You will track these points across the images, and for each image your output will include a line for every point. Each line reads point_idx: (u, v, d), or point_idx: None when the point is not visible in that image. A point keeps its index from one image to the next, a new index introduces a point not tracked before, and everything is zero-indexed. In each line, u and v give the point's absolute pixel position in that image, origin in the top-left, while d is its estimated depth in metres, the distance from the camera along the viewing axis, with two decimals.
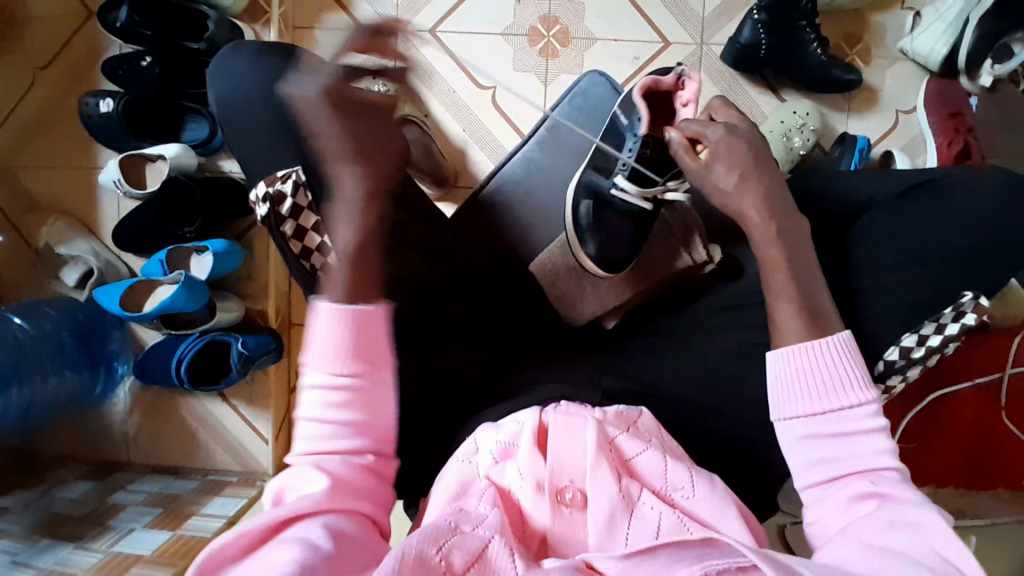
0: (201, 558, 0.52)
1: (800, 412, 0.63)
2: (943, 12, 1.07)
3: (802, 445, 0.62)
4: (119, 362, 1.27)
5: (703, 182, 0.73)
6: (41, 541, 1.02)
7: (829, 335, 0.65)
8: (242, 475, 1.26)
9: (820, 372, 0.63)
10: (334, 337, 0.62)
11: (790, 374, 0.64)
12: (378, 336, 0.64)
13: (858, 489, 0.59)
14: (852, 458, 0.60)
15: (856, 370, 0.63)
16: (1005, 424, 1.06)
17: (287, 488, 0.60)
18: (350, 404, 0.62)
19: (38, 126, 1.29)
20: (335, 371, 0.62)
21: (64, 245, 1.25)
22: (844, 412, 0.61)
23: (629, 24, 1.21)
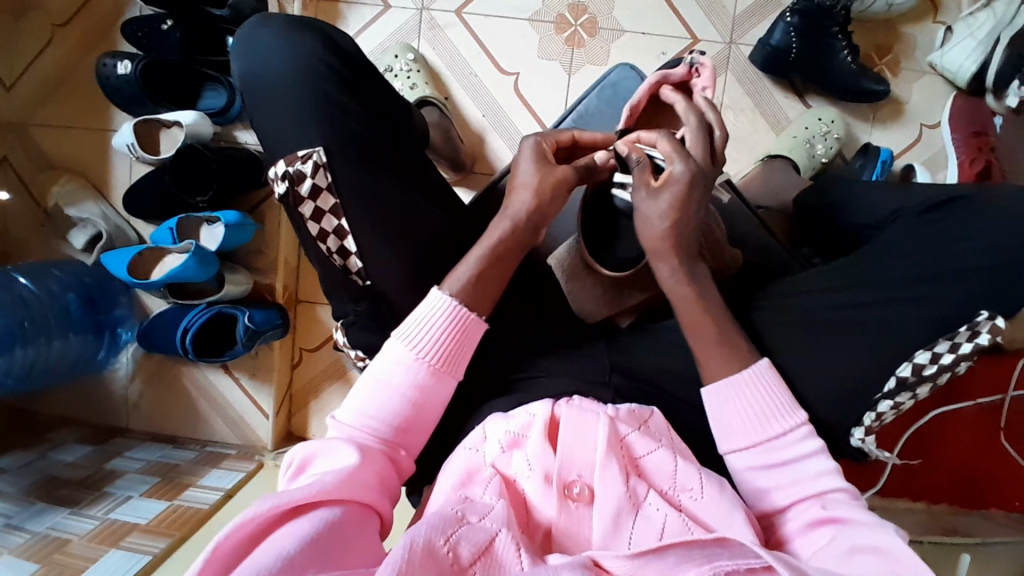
0: (233, 524, 0.50)
1: (739, 447, 0.65)
2: (974, 30, 1.07)
3: (747, 474, 0.65)
4: (124, 328, 1.26)
5: (641, 206, 0.70)
6: (36, 504, 1.00)
7: (747, 366, 0.67)
8: (241, 447, 1.26)
9: (745, 405, 0.66)
10: (438, 330, 0.67)
11: (722, 409, 0.66)
12: (469, 347, 0.69)
13: (811, 515, 0.61)
14: (795, 485, 0.63)
15: (780, 397, 0.66)
16: (1002, 444, 1.07)
17: (317, 455, 0.61)
18: (420, 395, 0.66)
19: (52, 83, 1.27)
20: (420, 360, 0.66)
21: (73, 206, 1.24)
22: (779, 440, 0.64)
23: (658, 19, 1.19)
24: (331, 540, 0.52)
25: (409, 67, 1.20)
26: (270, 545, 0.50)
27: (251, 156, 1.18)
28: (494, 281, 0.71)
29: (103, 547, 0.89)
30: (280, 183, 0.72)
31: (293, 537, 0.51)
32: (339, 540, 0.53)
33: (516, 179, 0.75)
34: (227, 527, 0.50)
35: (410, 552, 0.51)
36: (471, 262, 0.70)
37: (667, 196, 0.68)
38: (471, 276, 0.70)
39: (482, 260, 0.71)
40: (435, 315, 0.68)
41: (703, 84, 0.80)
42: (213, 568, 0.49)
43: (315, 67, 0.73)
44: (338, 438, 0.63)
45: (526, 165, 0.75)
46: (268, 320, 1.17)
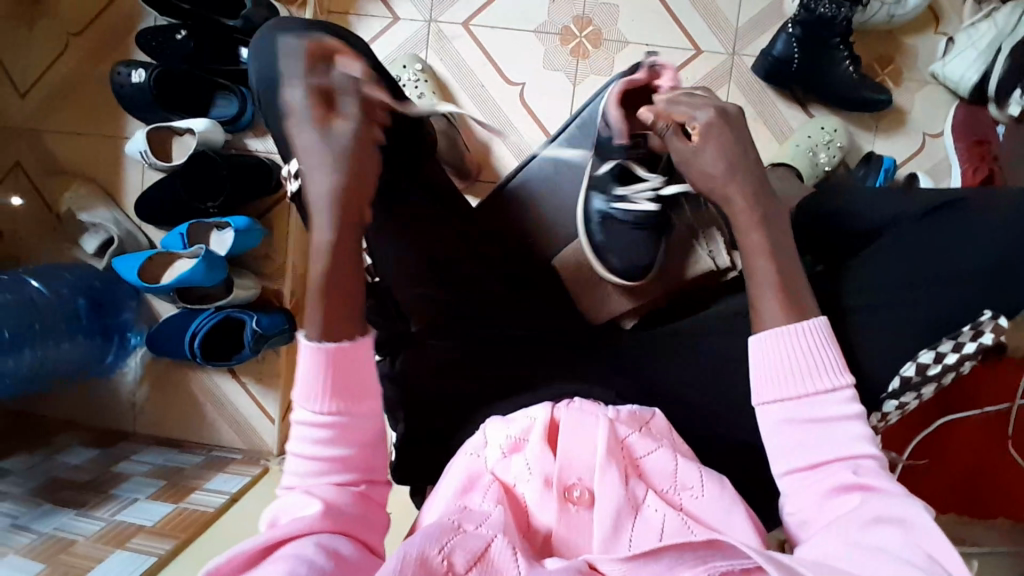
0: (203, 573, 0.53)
1: (778, 399, 0.62)
2: (976, 40, 1.08)
3: (780, 428, 0.62)
4: (132, 332, 1.28)
5: (690, 167, 0.71)
6: (43, 505, 1.01)
7: (805, 319, 0.63)
8: (246, 452, 1.26)
9: (796, 355, 0.62)
10: (313, 373, 0.62)
11: (769, 359, 0.63)
12: (365, 374, 0.63)
13: (841, 479, 0.59)
14: (828, 446, 0.60)
15: (829, 356, 0.62)
16: (1010, 451, 1.06)
17: (280, 513, 0.60)
18: (332, 442, 0.61)
19: (67, 92, 1.30)
20: (310, 406, 0.62)
21: (86, 212, 1.26)
22: (822, 397, 0.61)
23: (662, 31, 1.21)
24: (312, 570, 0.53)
25: (416, 77, 1.23)
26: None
27: (259, 162, 1.18)
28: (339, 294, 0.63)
29: (109, 548, 0.89)
30: (293, 181, 0.73)
31: None
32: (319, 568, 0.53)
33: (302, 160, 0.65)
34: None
35: (402, 568, 0.50)
36: (318, 264, 0.64)
37: (709, 137, 0.70)
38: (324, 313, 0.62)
39: (327, 261, 0.64)
40: (302, 360, 0.62)
41: (667, 83, 0.78)
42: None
43: None
44: (293, 489, 0.61)
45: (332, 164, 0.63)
46: (274, 324, 1.17)
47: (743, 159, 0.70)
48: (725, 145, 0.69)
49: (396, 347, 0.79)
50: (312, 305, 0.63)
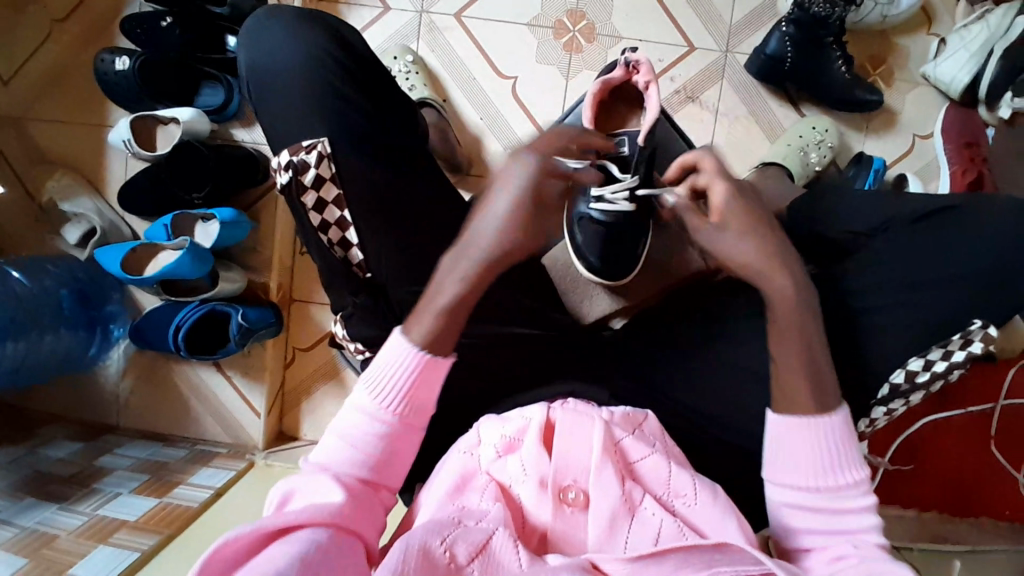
0: (204, 558, 0.49)
1: (790, 484, 0.61)
2: (967, 41, 1.08)
3: (790, 509, 0.62)
4: (116, 325, 1.26)
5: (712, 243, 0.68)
6: (25, 499, 0.99)
7: (828, 415, 0.61)
8: (231, 446, 1.25)
9: (815, 446, 0.61)
10: (404, 378, 0.63)
11: (789, 445, 0.62)
12: (432, 388, 0.65)
13: (841, 552, 0.59)
14: (834, 528, 0.60)
15: (846, 451, 0.61)
16: (993, 453, 1.08)
17: (297, 492, 0.58)
18: (386, 444, 0.62)
19: (48, 79, 1.27)
20: (382, 408, 0.63)
21: (69, 202, 1.23)
22: (835, 487, 0.60)
23: (656, 27, 1.20)
24: (318, 559, 0.51)
25: (408, 69, 1.21)
26: (256, 565, 0.50)
27: (247, 154, 1.18)
28: (459, 316, 0.65)
29: (91, 543, 0.88)
30: (282, 174, 0.73)
31: (276, 557, 0.50)
32: (324, 558, 0.51)
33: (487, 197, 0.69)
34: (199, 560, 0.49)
35: (403, 562, 0.51)
36: (456, 286, 0.65)
37: (732, 227, 0.67)
38: (436, 328, 0.64)
39: (464, 285, 0.65)
40: (399, 362, 0.63)
41: (643, 79, 0.80)
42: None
43: (324, 59, 0.74)
44: (315, 474, 0.60)
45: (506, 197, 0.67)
46: (262, 318, 1.17)
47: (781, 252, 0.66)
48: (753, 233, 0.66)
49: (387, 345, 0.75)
50: (424, 313, 0.65)
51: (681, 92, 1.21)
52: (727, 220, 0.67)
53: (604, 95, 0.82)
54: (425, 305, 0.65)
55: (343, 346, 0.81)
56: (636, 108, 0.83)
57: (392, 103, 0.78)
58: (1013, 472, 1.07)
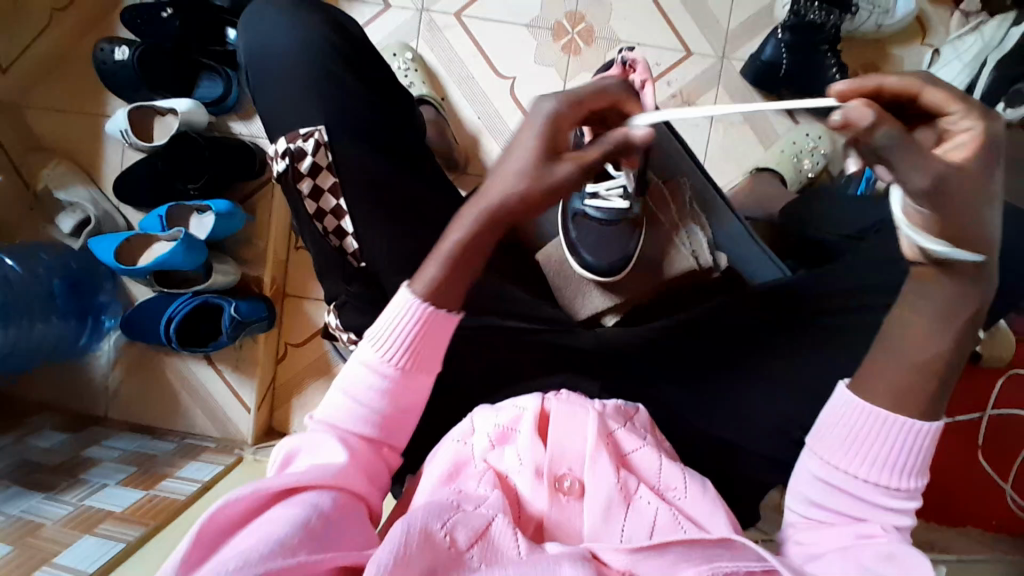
0: (201, 521, 0.50)
1: (828, 461, 0.52)
2: (961, 52, 1.09)
3: (818, 483, 0.52)
4: (107, 315, 1.25)
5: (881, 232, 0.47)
6: (9, 488, 0.98)
7: (916, 418, 0.49)
8: (220, 441, 1.24)
9: (877, 434, 0.50)
10: (404, 331, 0.59)
11: (847, 424, 0.51)
12: (440, 345, 0.61)
13: (862, 532, 0.50)
14: (862, 508, 0.51)
15: (914, 445, 0.50)
16: (981, 462, 1.09)
17: (301, 451, 0.58)
18: (393, 399, 0.61)
19: (47, 68, 1.27)
20: (386, 361, 0.60)
21: (64, 190, 1.23)
22: (882, 476, 0.50)
23: (654, 31, 1.21)
24: (321, 525, 0.52)
25: (407, 66, 1.22)
26: (257, 531, 0.50)
27: (242, 146, 1.17)
28: (467, 268, 0.58)
29: (76, 533, 0.87)
30: (279, 161, 0.73)
31: (277, 523, 0.51)
32: (328, 526, 0.52)
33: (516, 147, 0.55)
34: (196, 522, 0.50)
35: (407, 539, 0.50)
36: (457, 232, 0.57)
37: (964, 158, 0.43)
38: (442, 275, 0.59)
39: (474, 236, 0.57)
40: (399, 317, 0.59)
41: (641, 76, 0.80)
42: (199, 551, 0.49)
43: (324, 48, 0.74)
44: (321, 430, 0.60)
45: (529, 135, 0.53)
46: (255, 311, 1.16)
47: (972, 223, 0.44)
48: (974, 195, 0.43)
49: None
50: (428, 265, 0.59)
51: (677, 97, 1.21)
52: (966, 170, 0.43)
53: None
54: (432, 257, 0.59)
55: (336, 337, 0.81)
56: None
57: (391, 94, 0.78)
58: (1000, 481, 1.08)
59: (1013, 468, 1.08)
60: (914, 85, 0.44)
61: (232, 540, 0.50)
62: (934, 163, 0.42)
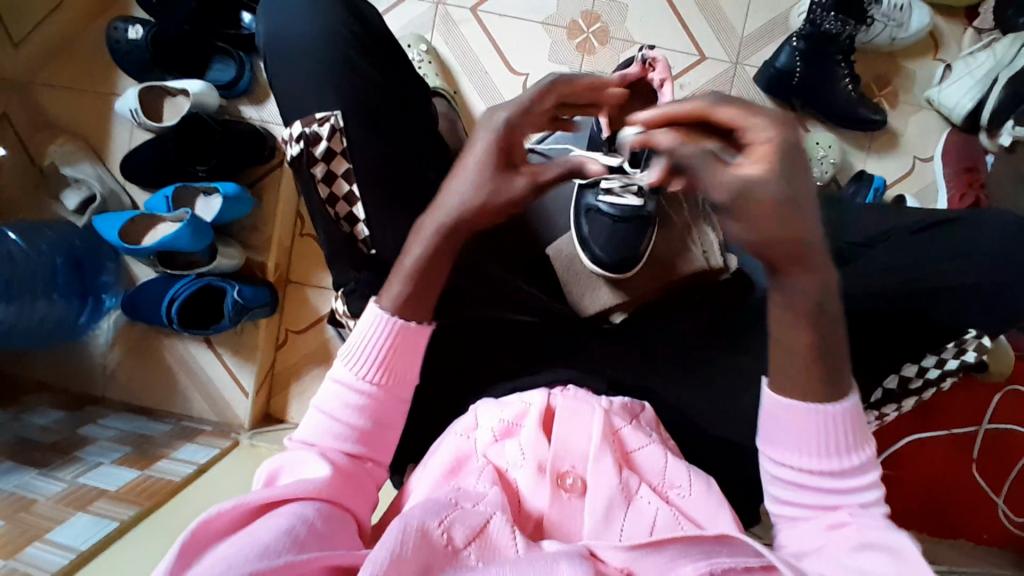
0: (189, 530, 0.49)
1: (783, 461, 0.57)
2: (973, 68, 1.10)
3: (784, 483, 0.58)
4: (108, 295, 1.25)
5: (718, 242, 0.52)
6: (3, 463, 0.97)
7: (836, 402, 0.55)
8: (217, 424, 1.24)
9: (819, 426, 0.55)
10: (377, 344, 0.63)
11: (788, 421, 0.56)
12: (413, 356, 0.65)
13: (835, 517, 0.55)
14: (828, 495, 0.56)
15: (849, 425, 0.56)
16: (975, 476, 1.09)
17: (283, 469, 0.60)
18: (369, 414, 0.63)
19: (58, 44, 1.26)
20: (361, 376, 0.63)
21: (70, 167, 1.23)
22: (832, 462, 0.56)
23: (669, 34, 1.22)
24: (308, 530, 0.52)
25: (421, 58, 1.22)
26: (244, 538, 0.50)
27: (254, 131, 1.17)
28: (431, 280, 0.64)
29: (70, 510, 0.86)
30: (294, 145, 0.72)
31: (266, 531, 0.51)
32: (315, 530, 0.52)
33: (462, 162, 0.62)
34: (185, 530, 0.49)
35: (403, 538, 0.50)
36: (421, 245, 0.63)
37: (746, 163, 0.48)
38: (407, 291, 0.64)
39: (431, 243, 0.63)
40: (373, 329, 0.63)
41: (659, 77, 0.83)
42: (186, 559, 0.48)
43: (343, 34, 0.74)
44: (301, 449, 0.61)
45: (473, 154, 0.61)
46: (257, 296, 1.15)
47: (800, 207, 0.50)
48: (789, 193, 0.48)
49: None
50: (397, 276, 0.64)
51: None
52: (758, 184, 0.48)
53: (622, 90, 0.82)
54: (398, 269, 0.64)
55: (342, 323, 0.81)
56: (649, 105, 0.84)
57: (408, 83, 0.78)
58: (992, 494, 1.08)
59: (1007, 480, 1.08)
60: (703, 106, 0.52)
61: (219, 548, 0.50)
62: (731, 179, 0.48)
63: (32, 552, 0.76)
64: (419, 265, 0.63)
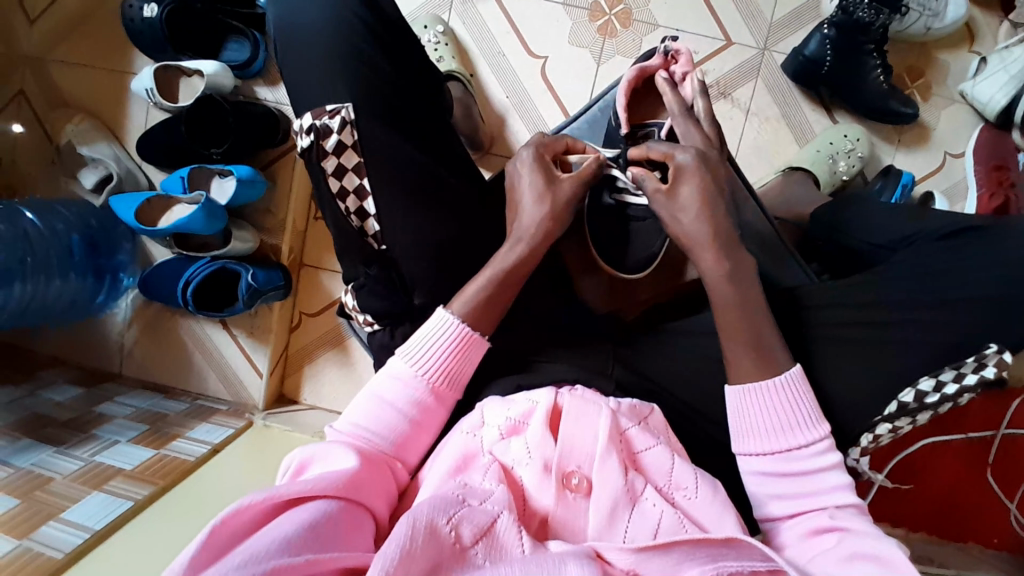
0: (216, 519, 0.49)
1: (755, 450, 0.64)
2: (1008, 63, 1.04)
3: (758, 479, 0.64)
4: (125, 274, 1.26)
5: (664, 211, 0.70)
6: (22, 439, 1.00)
7: (773, 376, 0.64)
8: (231, 403, 1.25)
9: (769, 412, 0.64)
10: (440, 348, 0.68)
11: (742, 411, 0.65)
12: (470, 365, 0.70)
13: (816, 522, 0.60)
14: (808, 495, 0.62)
15: (806, 406, 0.64)
16: (989, 480, 1.07)
17: (314, 459, 0.61)
18: (417, 413, 0.67)
19: (74, 22, 1.26)
20: (416, 376, 0.67)
21: (86, 146, 1.23)
22: (799, 450, 0.63)
23: (694, 18, 1.18)
24: (328, 529, 0.52)
25: (437, 40, 1.19)
26: (266, 533, 0.50)
27: (267, 113, 1.16)
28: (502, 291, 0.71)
29: (86, 489, 0.88)
30: (304, 137, 0.71)
31: (290, 526, 0.51)
32: (335, 531, 0.52)
33: (520, 191, 0.75)
34: (213, 518, 0.49)
35: (413, 533, 0.50)
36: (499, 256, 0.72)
37: (685, 184, 0.70)
38: (479, 296, 0.70)
39: (513, 252, 0.73)
40: (440, 333, 0.68)
41: (681, 70, 0.82)
42: (207, 554, 0.48)
43: (354, 22, 0.72)
44: (335, 443, 0.63)
45: (527, 178, 0.75)
46: (270, 279, 1.16)
47: (719, 206, 0.69)
48: (703, 190, 0.69)
49: (399, 318, 0.74)
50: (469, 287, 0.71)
51: (712, 88, 1.18)
52: (688, 194, 0.69)
53: (638, 82, 0.81)
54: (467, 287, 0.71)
55: (351, 315, 0.81)
56: None
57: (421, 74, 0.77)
58: (1005, 500, 1.06)
59: (1021, 487, 1.06)
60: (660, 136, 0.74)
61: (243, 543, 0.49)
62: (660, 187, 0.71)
63: (47, 531, 0.78)
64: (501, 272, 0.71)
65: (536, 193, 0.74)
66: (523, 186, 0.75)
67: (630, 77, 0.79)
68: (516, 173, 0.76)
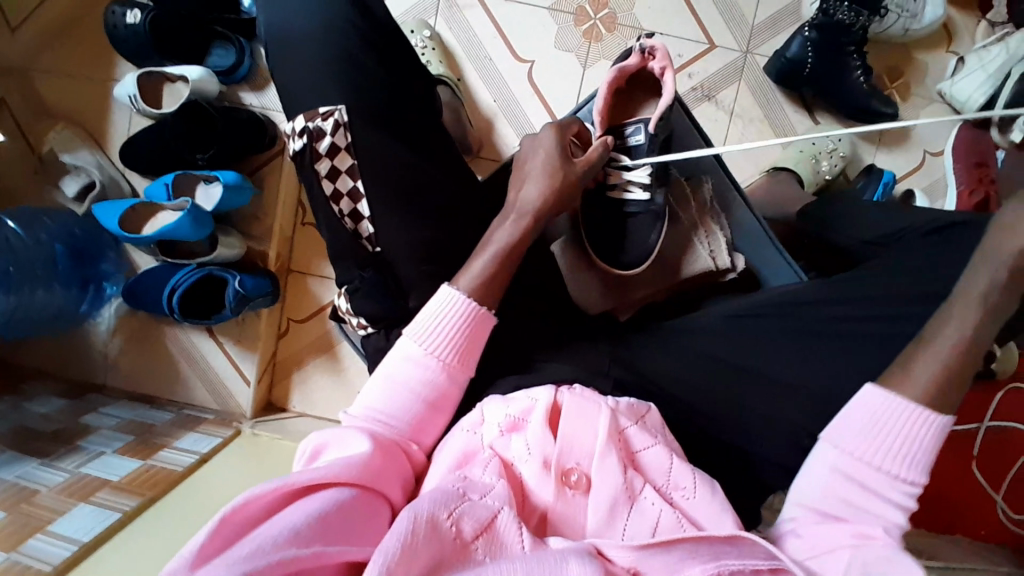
0: (224, 509, 0.48)
1: (849, 450, 0.61)
2: (986, 63, 1.06)
3: (826, 474, 0.62)
4: (109, 283, 1.24)
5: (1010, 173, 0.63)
6: (5, 453, 0.98)
7: (935, 414, 0.60)
8: (219, 412, 1.23)
9: (891, 431, 0.60)
10: (451, 325, 0.67)
11: (871, 419, 0.61)
12: (480, 342, 0.69)
13: (852, 536, 0.58)
14: (858, 510, 0.60)
15: (924, 447, 0.60)
16: (974, 472, 1.09)
17: (328, 444, 0.60)
18: (430, 392, 0.66)
19: (54, 29, 1.24)
20: (428, 355, 0.67)
21: (68, 154, 1.22)
22: (885, 475, 0.60)
23: (678, 23, 1.19)
24: (340, 520, 0.52)
25: (424, 44, 1.20)
26: (277, 522, 0.49)
27: (253, 118, 1.15)
28: (492, 287, 0.70)
29: (72, 501, 0.86)
30: (295, 140, 0.71)
31: (302, 516, 0.50)
32: (346, 522, 0.52)
33: (523, 174, 0.76)
34: (219, 509, 0.48)
35: (414, 529, 0.50)
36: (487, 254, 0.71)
37: None
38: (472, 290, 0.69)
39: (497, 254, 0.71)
40: (448, 311, 0.68)
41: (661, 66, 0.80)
42: (218, 539, 0.47)
43: (344, 25, 0.72)
44: (350, 428, 0.63)
45: (539, 158, 0.75)
46: (259, 287, 1.14)
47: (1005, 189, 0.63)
48: None
49: (391, 323, 0.73)
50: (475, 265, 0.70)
51: (698, 90, 1.20)
52: None
53: (620, 83, 0.82)
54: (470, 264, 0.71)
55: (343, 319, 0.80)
56: (653, 96, 0.84)
57: (411, 76, 0.77)
58: (992, 491, 1.08)
59: (1006, 478, 1.08)
60: None
61: (254, 530, 0.49)
62: None
63: (34, 545, 0.76)
64: (489, 266, 0.70)
65: (540, 176, 0.74)
66: (524, 171, 0.76)
67: (612, 79, 0.80)
68: (523, 160, 0.77)
